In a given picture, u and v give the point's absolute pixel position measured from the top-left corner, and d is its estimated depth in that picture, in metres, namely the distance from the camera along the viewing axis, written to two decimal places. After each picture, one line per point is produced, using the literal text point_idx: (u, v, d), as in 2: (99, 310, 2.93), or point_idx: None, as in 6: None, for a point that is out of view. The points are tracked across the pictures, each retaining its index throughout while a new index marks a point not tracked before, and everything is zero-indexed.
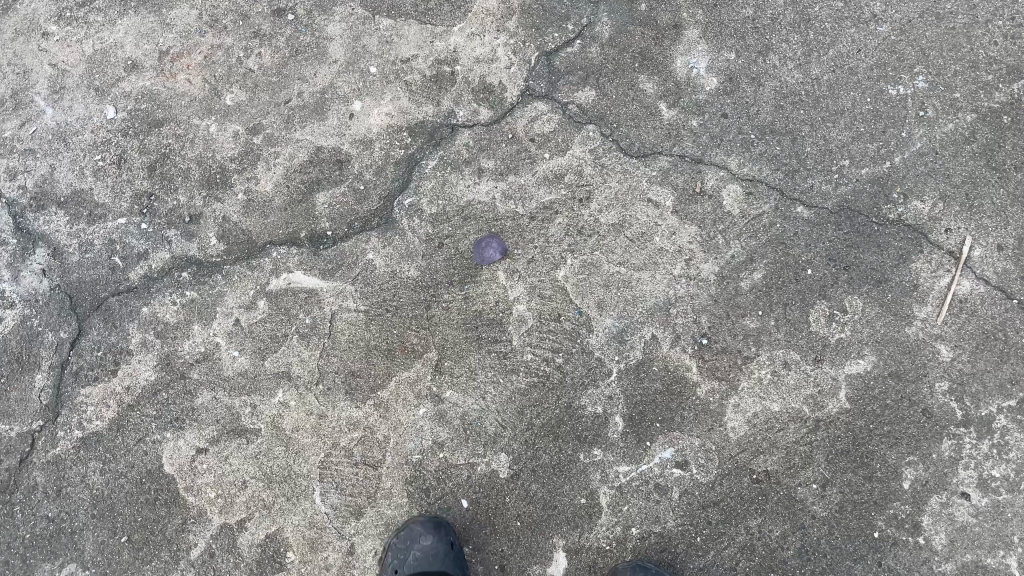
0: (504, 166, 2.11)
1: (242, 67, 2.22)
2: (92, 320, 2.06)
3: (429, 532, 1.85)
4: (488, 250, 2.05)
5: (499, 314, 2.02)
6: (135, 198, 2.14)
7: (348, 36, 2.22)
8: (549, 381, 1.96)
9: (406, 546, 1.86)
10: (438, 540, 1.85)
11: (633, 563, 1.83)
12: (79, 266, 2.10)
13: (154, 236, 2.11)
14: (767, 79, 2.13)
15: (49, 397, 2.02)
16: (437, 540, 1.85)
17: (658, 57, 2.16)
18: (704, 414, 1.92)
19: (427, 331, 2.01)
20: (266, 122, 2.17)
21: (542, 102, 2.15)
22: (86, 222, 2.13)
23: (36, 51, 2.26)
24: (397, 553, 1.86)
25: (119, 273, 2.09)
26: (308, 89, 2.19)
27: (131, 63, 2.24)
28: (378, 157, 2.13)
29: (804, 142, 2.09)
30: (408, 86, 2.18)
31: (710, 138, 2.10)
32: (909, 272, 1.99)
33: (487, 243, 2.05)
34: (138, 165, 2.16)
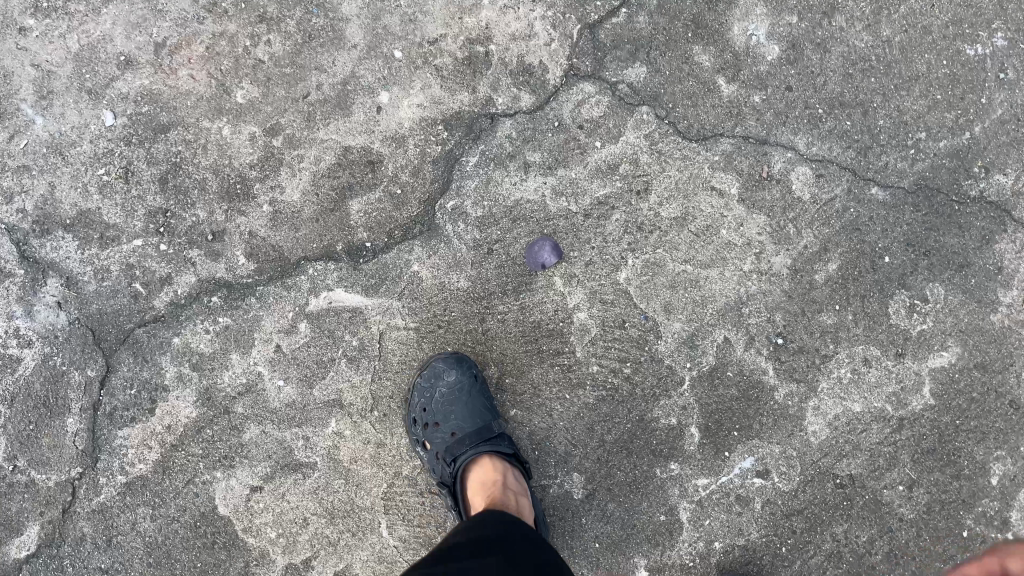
0: (552, 158, 1.93)
1: (250, 57, 1.98)
2: (120, 355, 1.91)
3: (452, 366, 1.82)
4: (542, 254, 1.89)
5: (559, 324, 1.88)
6: (149, 216, 1.94)
7: (365, 15, 1.96)
8: (618, 393, 1.86)
9: (431, 381, 1.83)
10: (462, 374, 1.82)
11: None
12: (97, 296, 1.93)
13: (175, 258, 1.93)
14: (834, 44, 1.94)
15: (85, 442, 1.89)
16: (461, 374, 1.82)
17: (713, 25, 1.94)
18: (783, 419, 1.85)
19: (484, 346, 1.89)
20: (285, 121, 1.96)
21: (589, 83, 1.94)
22: (98, 246, 1.94)
23: (14, 50, 1.98)
24: (424, 391, 1.83)
25: (143, 301, 1.92)
26: (327, 80, 1.96)
27: (125, 59, 1.98)
28: (413, 156, 1.94)
29: (876, 114, 1.92)
30: (439, 71, 1.96)
31: (775, 115, 1.93)
32: (993, 254, 1.87)
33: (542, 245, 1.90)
34: (148, 179, 1.96)
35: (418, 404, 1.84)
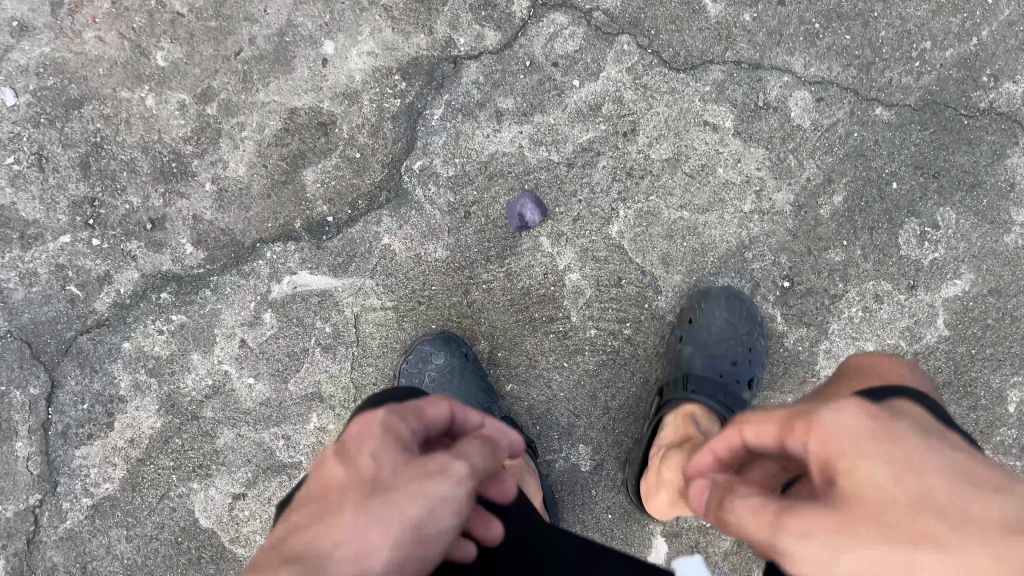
0: (527, 103, 1.72)
1: (167, 11, 1.70)
2: (64, 367, 1.71)
3: (440, 348, 1.68)
4: (526, 215, 1.71)
5: (550, 288, 1.72)
6: (74, 208, 1.70)
7: None
8: (620, 356, 1.73)
9: (419, 367, 1.68)
10: (451, 355, 1.68)
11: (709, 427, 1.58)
12: (28, 304, 1.70)
13: (112, 253, 1.71)
14: None
15: (40, 466, 1.71)
16: (451, 355, 1.68)
17: None
18: (793, 367, 1.75)
19: (471, 320, 1.73)
20: (217, 84, 1.71)
21: (560, 13, 1.72)
22: (19, 247, 1.70)
23: None
24: (412, 378, 1.69)
25: (81, 306, 1.70)
26: (261, 32, 1.70)
27: (18, 24, 1.69)
28: (370, 113, 1.71)
29: (878, 24, 1.74)
30: (388, 11, 1.71)
31: (768, 35, 1.73)
32: (1005, 170, 1.75)
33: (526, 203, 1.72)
34: (67, 164, 1.70)
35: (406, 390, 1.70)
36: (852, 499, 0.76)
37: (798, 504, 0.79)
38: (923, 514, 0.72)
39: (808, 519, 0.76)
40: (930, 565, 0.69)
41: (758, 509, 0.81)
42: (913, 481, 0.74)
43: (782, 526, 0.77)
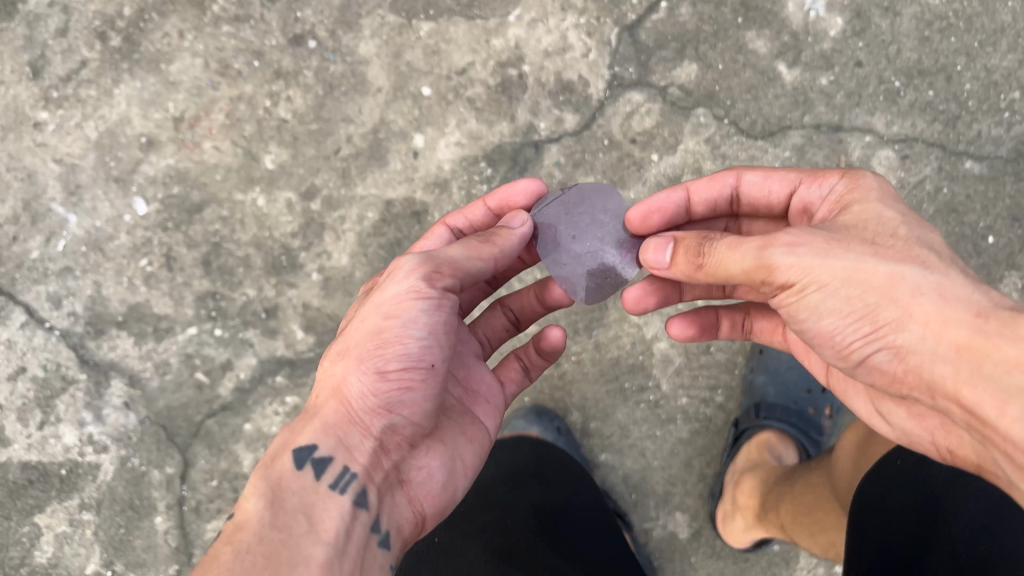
0: (608, 180, 1.79)
1: (273, 118, 1.87)
2: (195, 449, 1.87)
3: (534, 422, 1.76)
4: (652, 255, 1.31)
5: (639, 358, 1.76)
6: (199, 301, 1.88)
7: (386, 53, 1.85)
8: (713, 424, 1.77)
9: None
10: (545, 430, 1.75)
11: (737, 442, 1.74)
12: (163, 391, 1.88)
13: (232, 341, 1.87)
14: (904, 6, 1.78)
15: (177, 538, 1.87)
16: (544, 429, 1.75)
17: (764, 6, 1.79)
18: None
19: (562, 391, 1.78)
20: (321, 181, 1.86)
21: (636, 91, 1.80)
22: (154, 340, 1.89)
23: (34, 148, 1.92)
24: None
25: (207, 391, 1.87)
26: (357, 130, 1.85)
27: (146, 140, 1.90)
28: (459, 200, 1.82)
29: (961, 78, 1.77)
30: (472, 103, 1.83)
31: (846, 97, 1.77)
32: None
33: (706, 213, 1.49)
34: (191, 262, 1.88)
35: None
36: (902, 257, 1.06)
37: (892, 279, 1.03)
38: (914, 261, 1.05)
39: (869, 274, 1.04)
40: (916, 301, 1.00)
41: (850, 268, 1.05)
42: (926, 265, 1.04)
43: (815, 303, 1.07)
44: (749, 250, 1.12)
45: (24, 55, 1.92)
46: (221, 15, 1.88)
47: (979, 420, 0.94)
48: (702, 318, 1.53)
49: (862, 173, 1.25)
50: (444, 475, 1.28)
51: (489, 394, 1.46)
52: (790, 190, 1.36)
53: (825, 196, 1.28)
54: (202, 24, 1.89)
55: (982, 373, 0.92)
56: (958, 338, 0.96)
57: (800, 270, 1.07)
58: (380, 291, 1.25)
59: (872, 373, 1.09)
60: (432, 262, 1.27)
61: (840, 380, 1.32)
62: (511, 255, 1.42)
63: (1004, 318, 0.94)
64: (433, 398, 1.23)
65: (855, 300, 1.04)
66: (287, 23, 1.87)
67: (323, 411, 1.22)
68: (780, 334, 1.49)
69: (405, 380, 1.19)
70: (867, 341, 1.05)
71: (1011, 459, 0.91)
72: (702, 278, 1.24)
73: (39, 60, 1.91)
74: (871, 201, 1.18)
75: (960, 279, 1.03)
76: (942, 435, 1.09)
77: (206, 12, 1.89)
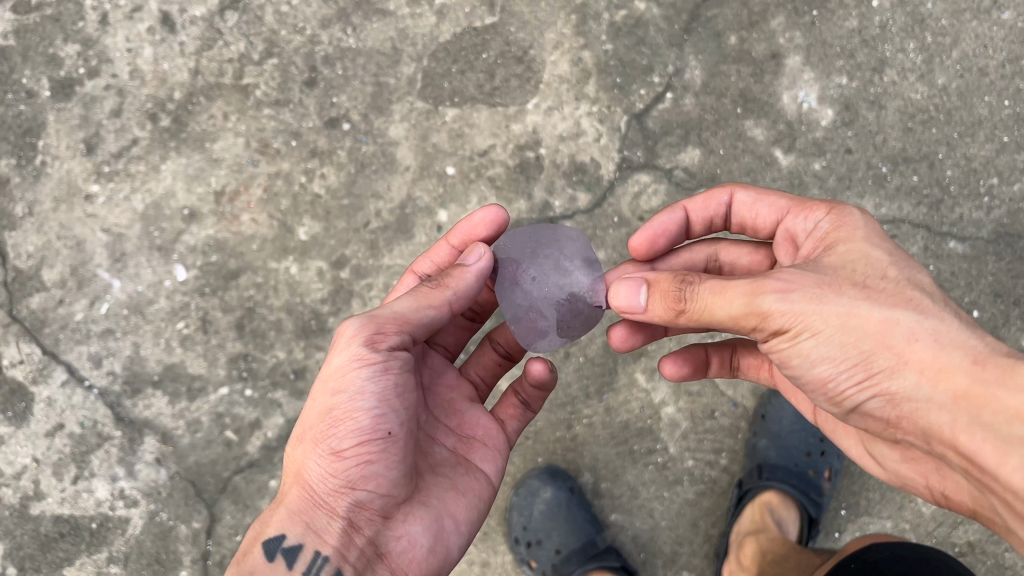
0: (618, 254, 1.93)
1: (308, 194, 2.02)
2: (222, 504, 1.96)
3: (548, 482, 1.85)
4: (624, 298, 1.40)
5: (647, 421, 1.87)
6: (231, 363, 1.99)
7: (414, 136, 2.01)
8: (717, 486, 1.86)
9: (528, 501, 1.85)
10: (558, 489, 1.84)
11: (740, 502, 1.82)
12: (193, 448, 1.98)
13: (262, 401, 1.98)
14: (889, 99, 1.95)
15: None
16: (557, 488, 1.84)
17: (761, 97, 1.95)
18: (890, 492, 1.83)
19: (575, 452, 1.88)
20: (350, 252, 1.99)
21: (644, 173, 1.95)
22: (187, 399, 1.99)
23: (83, 218, 2.06)
24: (522, 510, 1.85)
25: (236, 448, 1.97)
26: (385, 205, 2.00)
27: (189, 212, 2.04)
28: None
29: (943, 166, 1.92)
30: (493, 182, 1.98)
31: (838, 180, 1.92)
32: None
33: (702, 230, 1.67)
34: (225, 325, 2.00)
35: (518, 523, 1.86)
36: (896, 301, 1.17)
37: (886, 326, 1.14)
38: (907, 304, 1.17)
39: (861, 320, 1.15)
40: (911, 348, 1.12)
41: (842, 314, 1.16)
42: (922, 310, 1.15)
43: (809, 347, 1.19)
44: (737, 296, 1.22)
45: (80, 132, 2.07)
46: (264, 99, 2.05)
47: (971, 465, 1.07)
48: (693, 355, 1.63)
49: (849, 211, 1.38)
50: (427, 538, 1.33)
51: (486, 438, 1.56)
52: (777, 216, 1.53)
53: (812, 229, 1.42)
54: (245, 107, 2.05)
55: (980, 420, 1.04)
56: (954, 387, 1.07)
57: (794, 316, 1.18)
58: (327, 366, 1.32)
59: (868, 410, 1.21)
60: (373, 325, 1.33)
61: (830, 421, 1.49)
62: (471, 292, 1.49)
63: (998, 365, 1.06)
64: (395, 465, 1.28)
65: (849, 348, 1.15)
66: (323, 107, 2.03)
67: (292, 493, 1.30)
68: (766, 370, 1.64)
69: (361, 455, 1.26)
70: (861, 387, 1.17)
71: (1005, 500, 1.05)
72: (687, 322, 1.32)
73: (93, 138, 2.07)
74: (857, 240, 1.31)
75: (955, 323, 1.14)
76: (938, 479, 1.27)
77: (249, 96, 2.05)
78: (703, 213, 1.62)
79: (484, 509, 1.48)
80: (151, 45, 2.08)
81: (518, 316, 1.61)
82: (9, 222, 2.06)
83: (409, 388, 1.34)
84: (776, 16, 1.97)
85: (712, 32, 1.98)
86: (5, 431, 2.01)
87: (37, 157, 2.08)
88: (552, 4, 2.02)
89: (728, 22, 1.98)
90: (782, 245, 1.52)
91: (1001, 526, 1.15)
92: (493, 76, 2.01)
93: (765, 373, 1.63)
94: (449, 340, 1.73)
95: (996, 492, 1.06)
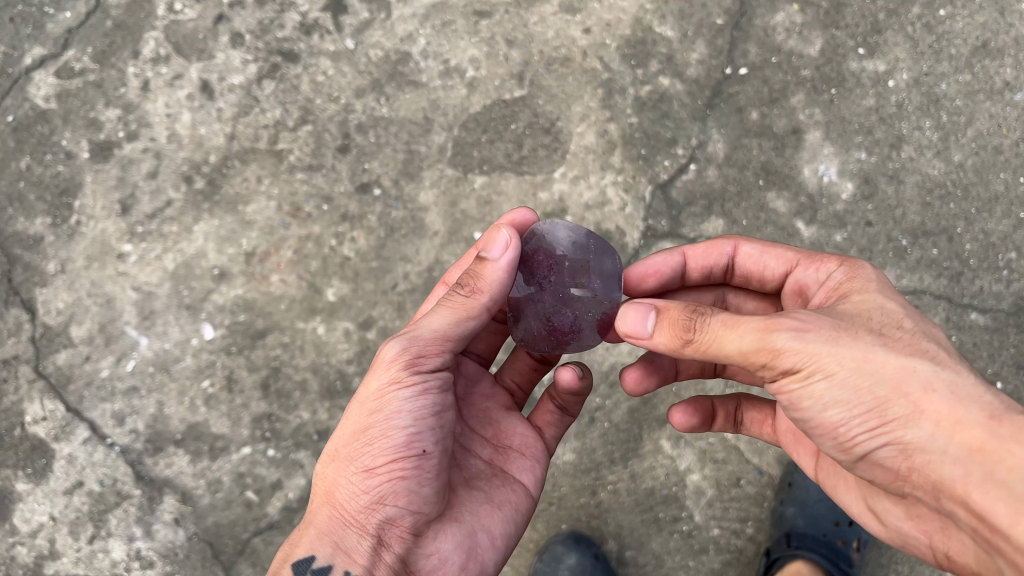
0: None
1: (338, 256, 2.05)
2: (240, 566, 1.95)
3: (572, 548, 1.81)
4: (637, 320, 1.35)
5: (673, 489, 1.86)
6: (255, 422, 1.99)
7: (443, 202, 2.06)
8: (744, 555, 1.84)
9: (552, 567, 1.81)
10: (582, 555, 1.81)
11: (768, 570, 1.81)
12: (212, 508, 1.97)
13: (284, 462, 1.98)
14: (907, 175, 2.00)
15: None
16: (582, 554, 1.81)
17: (783, 170, 2.01)
18: (920, 565, 1.81)
19: (599, 519, 1.86)
20: (378, 313, 2.02)
21: (668, 242, 1.99)
22: (209, 458, 1.99)
23: (115, 276, 2.09)
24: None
25: (256, 509, 1.96)
26: (414, 268, 2.03)
27: (219, 272, 2.07)
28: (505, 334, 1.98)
29: (963, 239, 1.97)
30: None
31: (859, 252, 1.96)
32: None
33: (700, 279, 1.69)
34: (250, 385, 2.01)
35: None
36: (911, 352, 1.17)
37: (904, 373, 1.13)
38: (920, 354, 1.17)
39: (877, 367, 1.14)
40: (929, 400, 1.11)
41: (859, 358, 1.15)
42: (940, 362, 1.16)
43: (821, 391, 1.17)
44: (749, 332, 1.19)
45: (116, 193, 2.12)
46: (297, 164, 2.10)
47: (983, 522, 1.05)
48: (701, 404, 1.65)
49: (862, 263, 1.41)
50: (458, 555, 1.33)
51: (524, 446, 1.55)
52: (786, 268, 1.55)
53: (824, 280, 1.45)
54: (278, 171, 2.10)
55: (993, 476, 1.04)
56: (972, 442, 1.07)
57: (807, 355, 1.16)
58: (364, 389, 1.34)
59: (875, 460, 1.20)
60: (415, 344, 1.35)
61: (829, 475, 1.48)
62: (502, 289, 1.44)
63: (1016, 423, 1.06)
64: (427, 482, 1.30)
65: (863, 393, 1.14)
66: (355, 173, 2.09)
67: (325, 511, 1.32)
68: (769, 426, 1.63)
69: (394, 471, 1.27)
70: (873, 436, 1.15)
71: (1014, 561, 1.04)
72: (689, 353, 1.28)
73: (129, 198, 2.12)
74: (870, 291, 1.33)
75: (970, 378, 1.14)
76: (942, 538, 1.26)
77: (283, 161, 2.11)
78: (703, 261, 1.64)
79: (523, 519, 1.48)
80: (189, 111, 2.14)
81: (533, 312, 1.54)
82: (41, 279, 2.09)
83: (446, 407, 1.37)
84: (795, 94, 2.05)
85: (734, 108, 2.05)
86: (23, 488, 2.00)
87: (73, 216, 2.12)
88: (580, 79, 2.10)
89: (750, 98, 2.05)
90: (790, 297, 1.54)
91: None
92: (522, 146, 2.07)
93: (768, 430, 1.63)
94: (481, 347, 1.72)
95: (1006, 553, 1.05)
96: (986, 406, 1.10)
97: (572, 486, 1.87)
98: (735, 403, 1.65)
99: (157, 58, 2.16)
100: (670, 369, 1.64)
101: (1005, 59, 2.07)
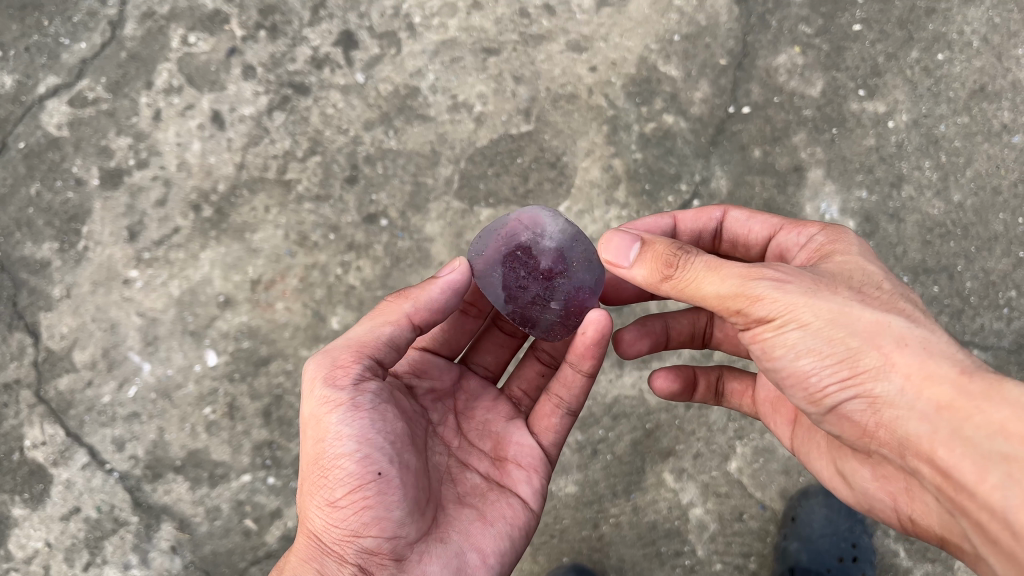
0: None
1: (343, 285, 2.07)
2: None
3: None
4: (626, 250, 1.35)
5: (675, 522, 1.85)
6: (256, 449, 1.99)
7: (449, 233, 2.08)
8: None
9: None
10: None
11: None
12: (210, 536, 1.97)
13: (284, 490, 1.98)
14: (908, 214, 2.03)
15: None
16: None
17: (785, 207, 2.04)
18: None
19: (601, 553, 1.84)
20: None
21: None
22: (208, 485, 1.98)
23: (120, 302, 2.10)
24: None
25: (254, 538, 1.97)
26: None
27: (223, 299, 2.08)
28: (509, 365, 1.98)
29: (962, 277, 2.00)
30: None
31: None
32: None
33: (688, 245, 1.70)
34: (252, 412, 2.01)
35: None
36: (885, 311, 1.19)
37: (874, 328, 1.15)
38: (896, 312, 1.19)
39: (854, 319, 1.16)
40: (903, 352, 1.13)
41: (833, 311, 1.17)
42: (913, 322, 1.18)
43: (795, 342, 1.19)
44: (731, 277, 1.23)
45: (124, 220, 2.14)
46: (305, 194, 2.12)
47: (948, 478, 1.06)
48: (683, 371, 1.66)
49: (843, 229, 1.45)
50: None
51: (522, 457, 1.54)
52: (770, 232, 1.58)
53: (805, 242, 1.48)
54: (286, 201, 2.12)
55: (961, 433, 1.04)
56: (942, 397, 1.08)
57: (785, 304, 1.18)
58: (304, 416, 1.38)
59: (845, 416, 1.21)
60: (329, 363, 1.37)
61: (805, 444, 1.50)
62: (425, 295, 1.46)
63: (988, 378, 1.08)
64: (395, 505, 1.29)
65: (836, 343, 1.15)
66: (362, 204, 2.11)
67: (309, 550, 1.34)
68: (749, 397, 1.65)
69: (357, 501, 1.28)
70: (843, 385, 1.16)
71: (976, 521, 1.05)
72: (666, 290, 1.31)
73: (137, 225, 2.13)
74: (852, 253, 1.37)
75: (942, 337, 1.16)
76: (906, 500, 1.26)
77: (291, 191, 2.13)
78: (694, 224, 1.66)
79: (520, 536, 1.46)
80: (199, 140, 2.16)
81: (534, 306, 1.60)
82: (46, 303, 2.09)
83: (388, 417, 1.35)
84: (797, 133, 2.09)
85: (738, 145, 2.08)
86: (20, 514, 1.99)
87: (80, 242, 2.13)
88: (586, 115, 2.13)
89: (753, 136, 2.09)
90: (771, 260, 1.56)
91: (970, 553, 1.14)
92: (528, 179, 2.10)
93: (748, 401, 1.65)
94: (489, 360, 1.77)
95: (967, 512, 1.06)
96: (958, 362, 1.11)
97: (575, 519, 1.85)
98: (718, 372, 1.67)
99: (169, 89, 2.18)
100: (660, 334, 1.68)
101: (1003, 102, 2.12)
